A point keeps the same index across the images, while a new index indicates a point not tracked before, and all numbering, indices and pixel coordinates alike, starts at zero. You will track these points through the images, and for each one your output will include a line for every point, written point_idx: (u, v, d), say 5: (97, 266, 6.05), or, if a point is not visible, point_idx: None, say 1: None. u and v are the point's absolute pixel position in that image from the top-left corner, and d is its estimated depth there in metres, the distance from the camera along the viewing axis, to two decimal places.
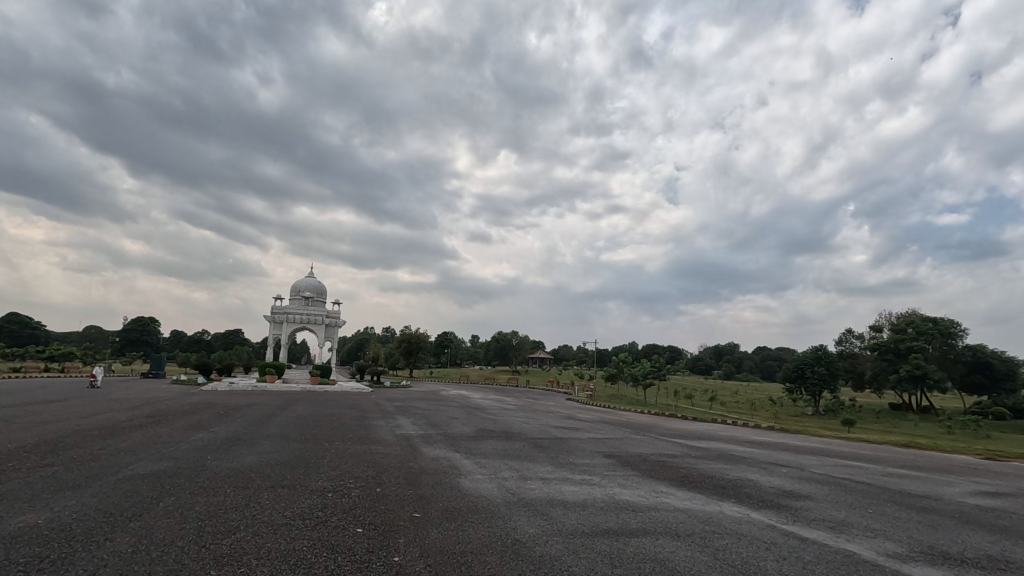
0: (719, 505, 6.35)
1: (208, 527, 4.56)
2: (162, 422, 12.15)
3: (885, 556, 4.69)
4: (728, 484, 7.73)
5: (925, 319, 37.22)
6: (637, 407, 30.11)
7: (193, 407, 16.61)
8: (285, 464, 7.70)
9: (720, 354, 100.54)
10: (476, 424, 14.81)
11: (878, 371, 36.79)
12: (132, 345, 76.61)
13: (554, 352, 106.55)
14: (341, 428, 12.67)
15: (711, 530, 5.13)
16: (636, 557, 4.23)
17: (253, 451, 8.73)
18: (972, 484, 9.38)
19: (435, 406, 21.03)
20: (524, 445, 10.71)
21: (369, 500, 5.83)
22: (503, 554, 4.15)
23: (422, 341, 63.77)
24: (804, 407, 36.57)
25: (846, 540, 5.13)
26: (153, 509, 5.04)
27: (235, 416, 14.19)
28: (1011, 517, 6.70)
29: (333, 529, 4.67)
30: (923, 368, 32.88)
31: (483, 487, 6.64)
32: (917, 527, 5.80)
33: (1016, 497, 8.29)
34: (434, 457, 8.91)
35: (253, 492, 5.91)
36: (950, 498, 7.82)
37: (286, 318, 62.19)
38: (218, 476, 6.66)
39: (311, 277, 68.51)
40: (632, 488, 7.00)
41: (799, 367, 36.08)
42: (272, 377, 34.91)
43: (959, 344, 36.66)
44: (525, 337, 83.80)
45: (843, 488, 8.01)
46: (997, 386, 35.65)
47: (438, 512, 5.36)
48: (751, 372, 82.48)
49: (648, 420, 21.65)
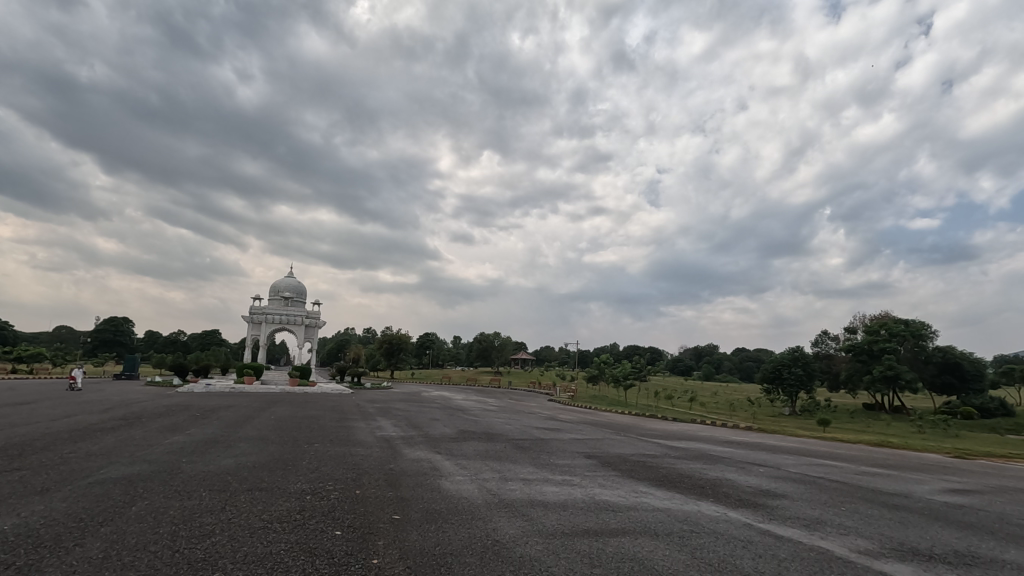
0: (697, 504, 6.42)
1: (182, 531, 4.48)
2: (138, 424, 12.03)
3: (857, 552, 4.81)
4: (707, 484, 7.81)
5: (898, 321, 38.06)
6: (617, 407, 30.83)
7: (172, 408, 16.45)
8: (262, 466, 7.64)
9: (699, 355, 102.15)
10: (458, 425, 14.87)
11: (852, 372, 37.62)
12: (106, 346, 74.83)
13: (537, 353, 107.29)
14: (321, 430, 12.57)
15: (689, 530, 5.17)
16: (614, 557, 4.25)
17: (230, 453, 8.64)
18: (940, 482, 9.60)
19: (418, 408, 21.15)
20: (505, 447, 10.76)
21: (348, 502, 5.78)
22: (483, 555, 4.17)
23: (403, 342, 63.61)
24: (782, 408, 37.17)
25: (820, 537, 5.25)
26: (125, 513, 4.95)
27: (211, 418, 14.02)
28: (978, 514, 6.87)
29: (312, 532, 4.63)
30: (896, 368, 33.65)
31: (464, 488, 6.65)
32: (889, 525, 5.92)
33: (984, 495, 8.48)
34: (415, 458, 8.88)
35: (230, 495, 5.84)
36: (919, 495, 8.02)
37: (265, 318, 61.34)
38: (195, 479, 6.58)
39: (291, 276, 67.70)
40: (612, 488, 7.07)
41: (777, 368, 36.61)
42: (251, 378, 34.47)
43: (929, 345, 37.74)
44: (508, 338, 84.15)
45: (817, 487, 8.13)
46: (966, 386, 36.64)
47: (418, 514, 5.34)
48: (729, 372, 83.89)
49: (628, 421, 21.94)
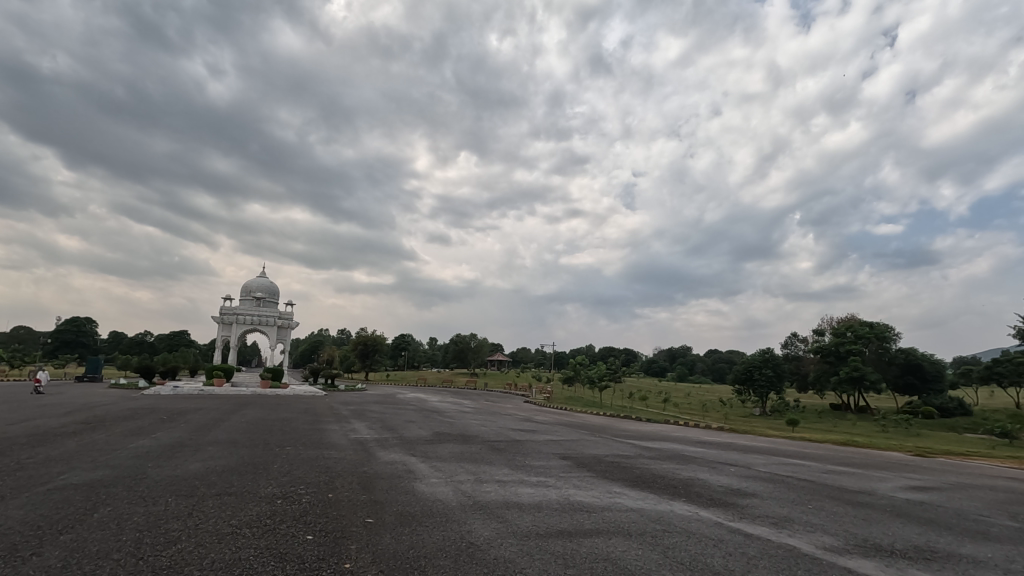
0: (669, 504, 6.49)
1: (147, 538, 4.35)
2: (102, 427, 11.66)
3: (823, 549, 4.93)
4: (679, 484, 7.91)
5: (864, 323, 39.17)
6: (592, 407, 31.85)
7: (136, 411, 15.89)
8: (232, 470, 7.45)
9: (673, 356, 103.64)
10: (433, 427, 14.69)
11: (820, 373, 38.63)
12: (67, 347, 72.25)
13: (513, 355, 107.48)
14: (294, 433, 12.31)
15: (661, 529, 5.25)
16: (588, 557, 4.29)
17: (198, 457, 8.40)
18: (902, 479, 9.93)
19: (392, 410, 20.88)
20: (481, 447, 10.75)
21: (320, 506, 5.68)
22: (457, 558, 4.15)
23: (379, 344, 63.07)
24: (752, 408, 37.97)
25: (788, 535, 5.36)
26: (85, 520, 4.77)
27: (179, 421, 13.63)
28: (937, 510, 7.14)
29: (282, 537, 4.53)
30: (861, 370, 34.60)
31: (439, 490, 6.59)
32: (853, 522, 6.08)
33: (942, 491, 8.83)
34: (389, 461, 8.77)
35: (197, 500, 5.69)
36: (882, 493, 8.28)
37: (236, 319, 60.02)
38: (159, 483, 6.38)
39: (264, 276, 66.41)
40: (586, 489, 7.13)
41: (748, 369, 37.39)
42: (221, 380, 33.73)
43: (893, 347, 38.98)
44: (484, 339, 84.12)
45: (786, 486, 8.34)
46: (927, 386, 37.95)
47: (392, 517, 5.29)
48: (702, 373, 85.32)
49: (604, 422, 22.12)
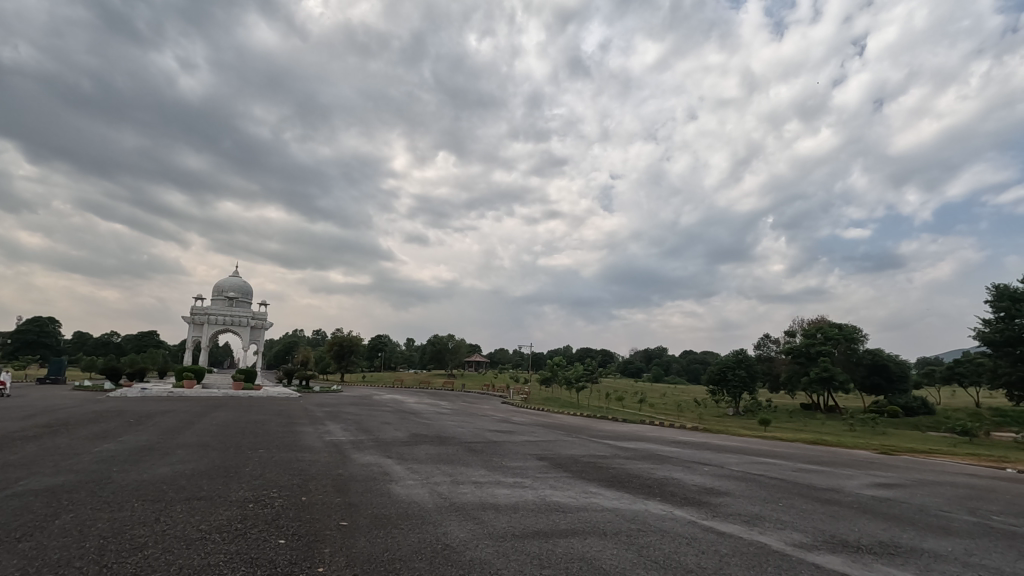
0: (644, 504, 6.57)
1: (112, 544, 4.23)
2: (64, 432, 11.22)
3: (793, 545, 5.05)
4: (654, 484, 7.98)
5: (833, 325, 40.13)
6: (569, 407, 32.45)
7: (100, 414, 15.37)
8: (201, 474, 7.29)
9: (649, 357, 104.90)
10: (410, 429, 14.55)
11: (791, 374, 39.47)
12: (28, 347, 69.61)
13: (491, 356, 107.54)
14: (268, 435, 12.11)
15: (636, 529, 5.30)
16: (564, 557, 4.31)
17: (166, 462, 8.17)
18: (868, 477, 10.24)
19: (368, 411, 20.62)
20: (457, 449, 10.69)
21: (294, 509, 5.60)
22: (433, 559, 4.13)
23: (355, 345, 62.41)
24: (726, 408, 38.56)
25: (758, 532, 5.47)
26: (46, 527, 4.61)
27: (146, 424, 13.23)
28: (901, 506, 7.36)
29: (253, 542, 4.45)
30: (830, 370, 35.43)
31: (414, 492, 6.55)
32: (821, 519, 6.23)
33: (905, 488, 9.10)
34: (364, 463, 8.69)
35: (164, 505, 5.53)
36: (849, 490, 8.52)
37: (208, 319, 58.68)
38: (125, 489, 6.18)
39: (236, 276, 65.01)
40: (563, 489, 7.16)
41: (722, 369, 38.03)
42: (191, 382, 32.96)
43: (860, 348, 40.06)
44: (461, 340, 84.03)
45: (757, 484, 8.51)
46: (892, 386, 39.13)
47: (367, 520, 5.24)
48: (677, 374, 86.51)
49: (580, 423, 22.25)
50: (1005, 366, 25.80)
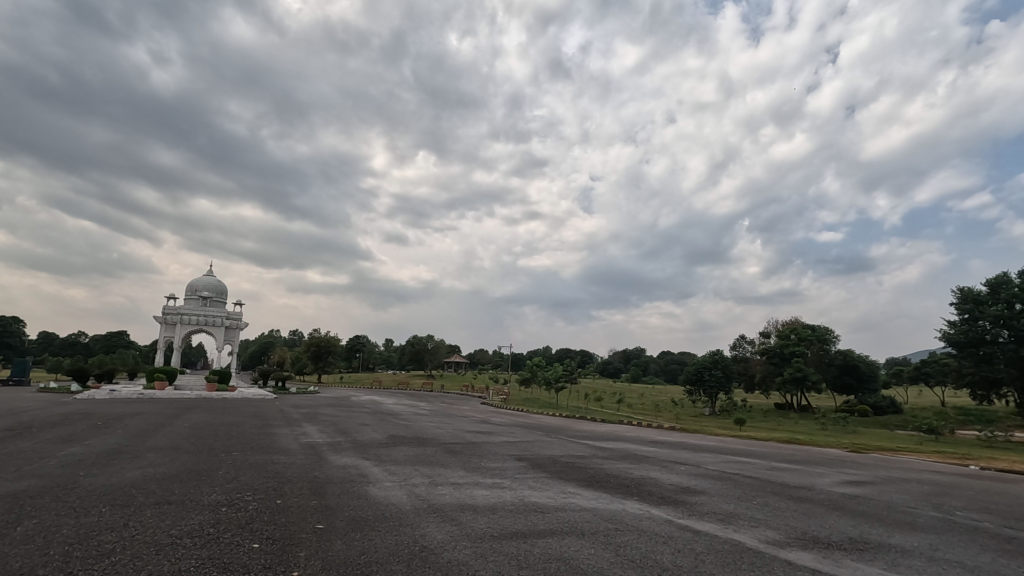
0: (622, 503, 6.62)
1: (77, 551, 4.11)
2: (27, 435, 10.82)
3: (766, 542, 5.14)
4: (631, 484, 8.04)
5: (806, 327, 41.05)
6: (548, 407, 32.82)
7: (66, 417, 14.86)
8: (171, 478, 7.11)
9: (628, 357, 105.95)
10: (388, 430, 14.39)
11: (766, 374, 40.24)
12: None
13: (471, 356, 107.52)
14: (241, 437, 11.89)
15: (613, 528, 5.34)
16: (541, 557, 4.32)
17: (136, 465, 7.98)
18: (839, 475, 10.47)
19: (346, 413, 20.34)
20: (436, 451, 10.63)
21: (268, 512, 5.50)
22: (410, 562, 4.09)
23: (333, 345, 61.66)
24: (702, 408, 39.11)
25: (732, 530, 5.55)
26: (6, 535, 4.45)
27: (115, 427, 12.84)
28: (870, 504, 7.55)
29: (226, 547, 4.36)
30: (804, 371, 36.18)
31: (392, 494, 6.50)
32: (793, 516, 6.37)
33: (875, 486, 9.32)
34: (342, 465, 8.61)
35: (134, 510, 5.39)
36: (820, 488, 8.72)
37: (180, 319, 57.36)
38: (92, 493, 6.01)
39: (211, 275, 63.69)
40: (542, 489, 7.17)
41: (698, 369, 38.60)
42: (162, 383, 32.17)
43: (832, 348, 41.04)
44: (441, 341, 84.09)
45: (733, 483, 8.64)
46: (862, 386, 40.18)
47: (343, 522, 5.18)
48: (655, 374, 87.51)
49: (559, 424, 22.31)
50: (969, 366, 26.67)
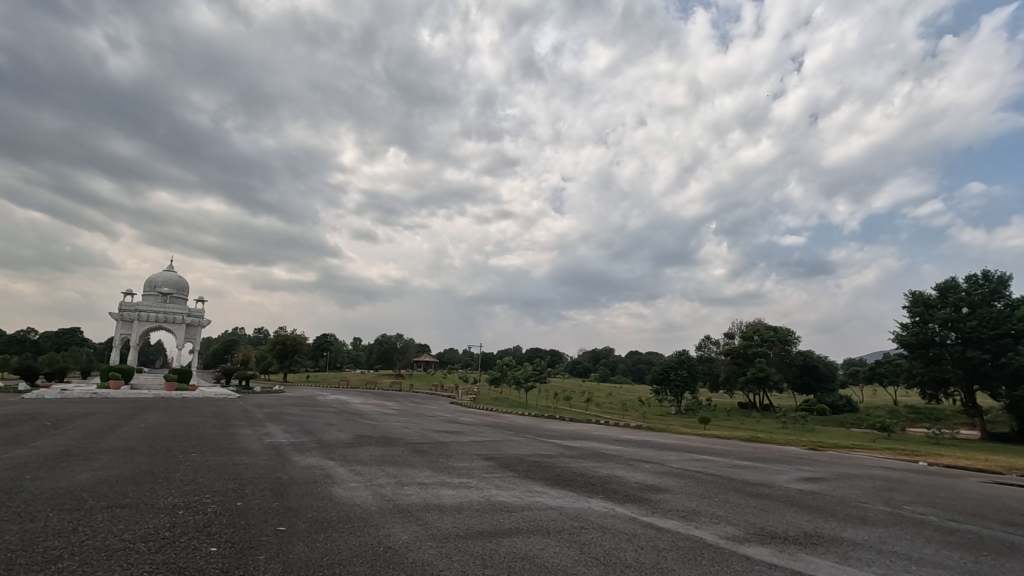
0: (587, 501, 6.72)
1: (21, 557, 3.95)
2: None
3: (725, 538, 5.26)
4: (597, 482, 8.14)
5: (768, 328, 42.21)
6: (518, 407, 32.53)
7: (15, 418, 14.26)
8: (126, 480, 6.86)
9: (597, 356, 106.97)
10: (355, 430, 14.20)
11: (729, 374, 41.16)
12: None
13: (441, 356, 107.10)
14: (201, 439, 11.47)
15: (579, 526, 5.41)
16: (506, 557, 4.33)
17: (87, 468, 7.63)
18: (797, 472, 10.78)
19: (312, 412, 20.02)
20: (403, 450, 10.53)
21: (227, 514, 5.36)
22: (372, 563, 4.04)
23: (299, 343, 60.40)
24: (668, 408, 39.67)
25: (695, 526, 5.69)
26: None
27: (66, 428, 12.32)
28: (824, 499, 7.85)
29: (182, 551, 4.23)
30: (765, 371, 37.09)
31: (357, 495, 6.40)
32: (753, 512, 6.55)
33: (831, 482, 9.64)
34: (305, 466, 8.43)
35: (84, 514, 5.18)
36: (780, 485, 8.96)
37: (138, 317, 55.39)
38: (39, 497, 5.76)
39: (170, 271, 61.65)
40: (508, 488, 7.20)
41: (665, 369, 39.26)
42: (119, 382, 31.05)
43: (793, 349, 42.30)
44: (410, 340, 83.53)
45: (694, 480, 8.88)
46: (820, 386, 41.63)
47: (306, 524, 5.08)
48: (624, 374, 88.47)
49: (527, 423, 22.30)
50: (919, 366, 27.92)
